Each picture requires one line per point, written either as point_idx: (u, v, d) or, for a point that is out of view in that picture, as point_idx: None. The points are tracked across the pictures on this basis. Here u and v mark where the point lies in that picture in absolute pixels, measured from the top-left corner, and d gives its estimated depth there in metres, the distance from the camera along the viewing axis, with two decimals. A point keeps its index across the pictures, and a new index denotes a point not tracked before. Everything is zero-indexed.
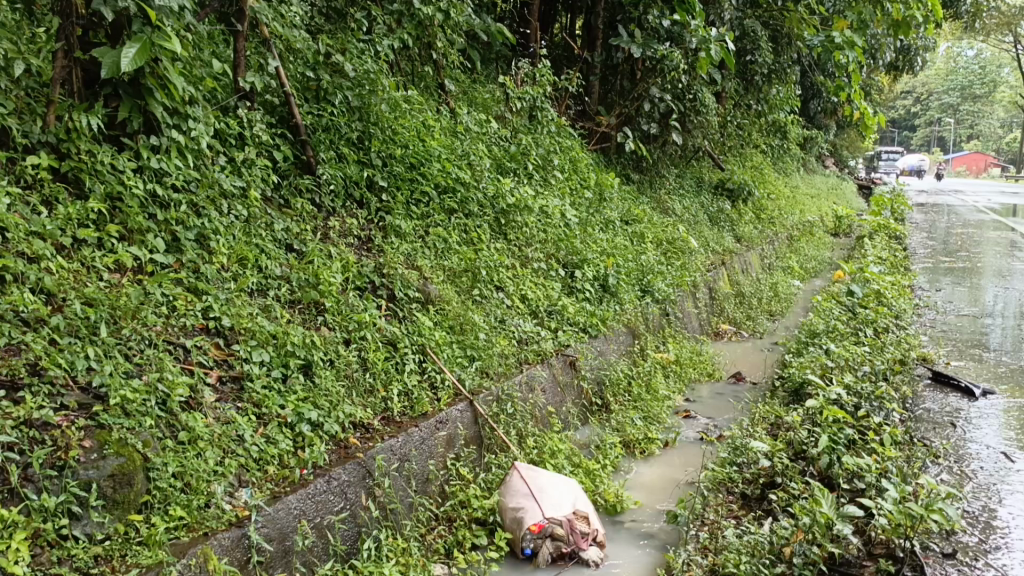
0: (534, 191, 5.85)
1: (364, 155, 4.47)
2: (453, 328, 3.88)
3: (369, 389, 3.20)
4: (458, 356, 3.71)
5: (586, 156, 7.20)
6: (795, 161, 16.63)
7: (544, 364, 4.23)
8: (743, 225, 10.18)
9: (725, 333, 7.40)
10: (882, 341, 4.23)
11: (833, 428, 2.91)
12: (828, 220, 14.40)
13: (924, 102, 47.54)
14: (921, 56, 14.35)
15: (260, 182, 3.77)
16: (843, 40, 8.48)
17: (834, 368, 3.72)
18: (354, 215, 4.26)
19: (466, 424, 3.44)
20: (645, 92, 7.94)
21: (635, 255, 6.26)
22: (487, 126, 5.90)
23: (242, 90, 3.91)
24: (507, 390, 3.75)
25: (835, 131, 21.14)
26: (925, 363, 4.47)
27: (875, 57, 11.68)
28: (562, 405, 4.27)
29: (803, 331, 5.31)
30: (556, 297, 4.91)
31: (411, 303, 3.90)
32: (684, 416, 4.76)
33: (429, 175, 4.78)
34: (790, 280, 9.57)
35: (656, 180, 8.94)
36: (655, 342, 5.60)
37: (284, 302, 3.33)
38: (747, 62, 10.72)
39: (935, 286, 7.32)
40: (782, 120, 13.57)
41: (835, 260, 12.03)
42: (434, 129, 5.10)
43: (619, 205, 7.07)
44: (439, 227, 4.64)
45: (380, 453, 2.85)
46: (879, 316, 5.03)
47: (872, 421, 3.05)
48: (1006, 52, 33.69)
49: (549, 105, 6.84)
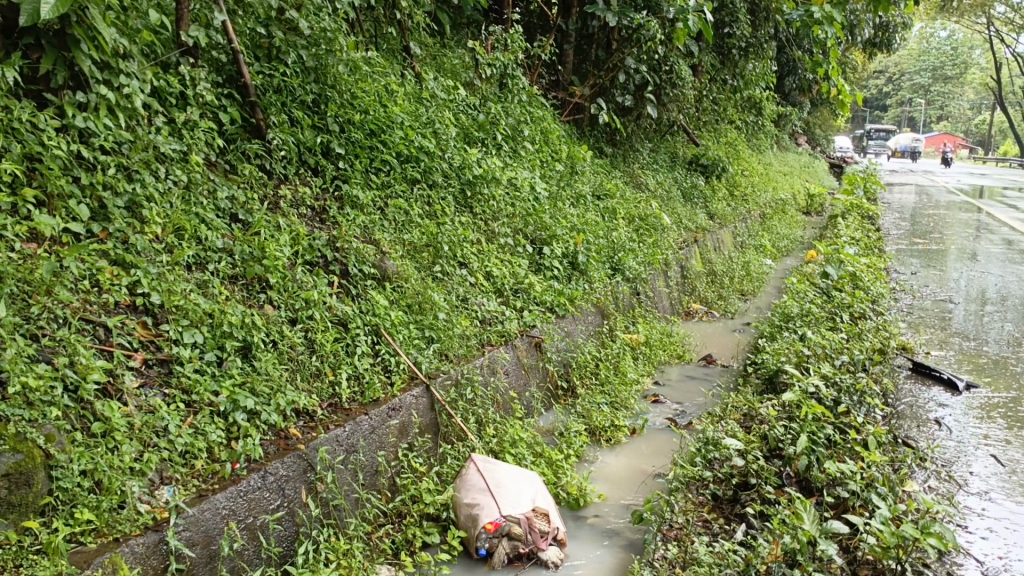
0: (503, 162, 5.61)
1: (320, 119, 4.18)
2: (411, 307, 3.65)
3: (315, 373, 2.96)
4: (415, 337, 3.48)
5: (558, 127, 6.95)
6: (769, 138, 16.52)
7: (507, 345, 4.02)
8: (717, 202, 10.03)
9: (696, 313, 7.25)
10: (860, 328, 4.07)
11: (813, 428, 2.75)
12: (801, 199, 14.33)
13: (897, 83, 47.76)
14: (898, 34, 14.23)
15: (203, 146, 3.48)
16: (823, 14, 8.30)
17: (812, 358, 3.55)
18: (307, 183, 3.98)
19: (422, 411, 3.22)
20: (620, 63, 7.69)
21: (606, 232, 6.06)
22: (454, 93, 5.62)
23: (185, 45, 3.60)
24: (467, 374, 3.54)
25: (810, 109, 21.08)
26: (904, 353, 4.33)
27: (854, 34, 11.53)
28: (526, 389, 4.07)
29: (776, 314, 5.15)
30: (523, 275, 4.69)
31: (366, 279, 3.65)
32: (653, 401, 4.60)
33: (389, 143, 4.52)
34: (763, 259, 9.45)
35: (629, 154, 8.73)
36: (624, 323, 5.42)
37: (224, 277, 3.07)
38: (725, 35, 10.51)
39: (911, 269, 7.22)
40: (758, 96, 13.41)
41: (807, 239, 11.95)
42: (397, 94, 4.83)
43: (592, 180, 6.85)
44: (400, 199, 4.39)
45: (323, 445, 2.63)
46: (856, 301, 4.88)
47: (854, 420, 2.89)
48: (979, 35, 33.86)
49: (521, 73, 6.58)
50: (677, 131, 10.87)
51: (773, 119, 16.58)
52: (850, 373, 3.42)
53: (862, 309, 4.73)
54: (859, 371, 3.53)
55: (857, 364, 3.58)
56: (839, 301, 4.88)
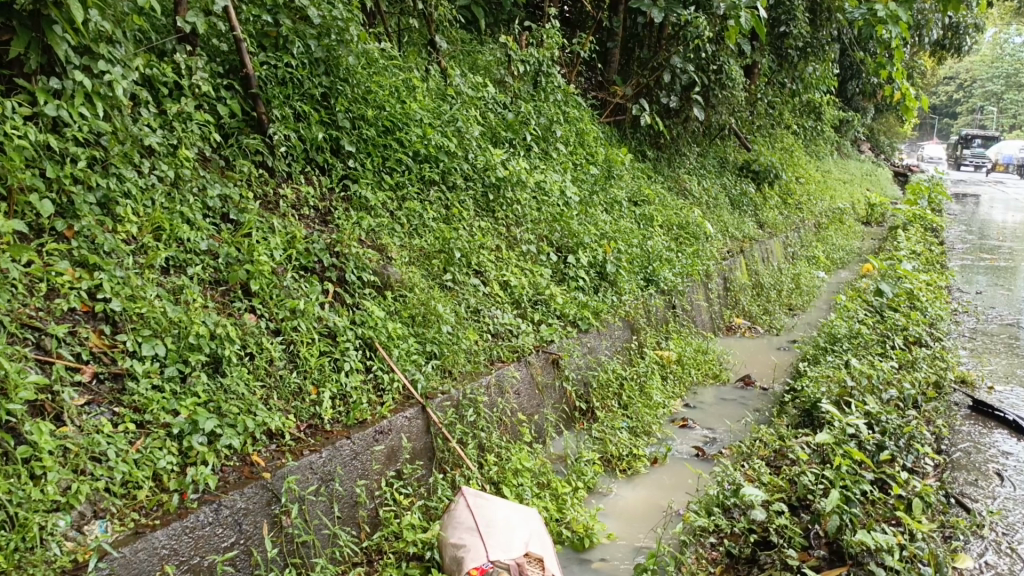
0: (531, 164, 5.36)
1: (329, 114, 3.95)
2: (413, 319, 3.38)
3: (296, 390, 2.71)
4: (415, 352, 3.21)
5: (596, 129, 6.63)
6: (827, 144, 15.89)
7: (520, 362, 3.72)
8: (767, 210, 9.57)
9: (738, 328, 6.86)
10: (912, 357, 3.66)
11: (848, 481, 2.39)
12: (860, 208, 13.70)
13: (966, 89, 46.02)
14: (969, 36, 13.49)
15: (196, 141, 3.26)
16: (886, 13, 7.77)
17: (855, 393, 3.17)
18: (312, 182, 3.76)
19: (415, 434, 2.94)
20: (665, 62, 7.32)
21: (641, 240, 5.72)
22: (482, 90, 5.35)
23: (183, 32, 3.38)
24: (471, 394, 3.25)
25: (872, 114, 20.28)
26: (963, 387, 3.88)
27: (920, 34, 10.91)
28: (540, 409, 3.76)
29: (821, 333, 4.76)
30: (544, 285, 4.40)
31: (366, 287, 3.40)
32: (680, 425, 4.25)
33: (405, 141, 4.28)
34: (814, 272, 8.96)
35: (675, 158, 8.35)
36: (655, 338, 5.07)
37: (203, 281, 2.84)
38: (780, 35, 10.03)
39: (975, 288, 6.68)
40: (816, 100, 12.84)
41: (864, 251, 11.38)
42: (418, 90, 4.59)
43: (630, 185, 6.51)
44: (414, 201, 4.15)
45: (293, 474, 2.36)
46: (910, 324, 4.45)
47: (897, 475, 2.53)
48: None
49: (557, 71, 6.27)
50: (727, 135, 10.43)
51: (832, 124, 15.96)
52: (899, 413, 3.03)
53: (918, 334, 4.29)
54: (909, 410, 3.14)
55: (907, 401, 3.18)
56: (892, 325, 4.45)
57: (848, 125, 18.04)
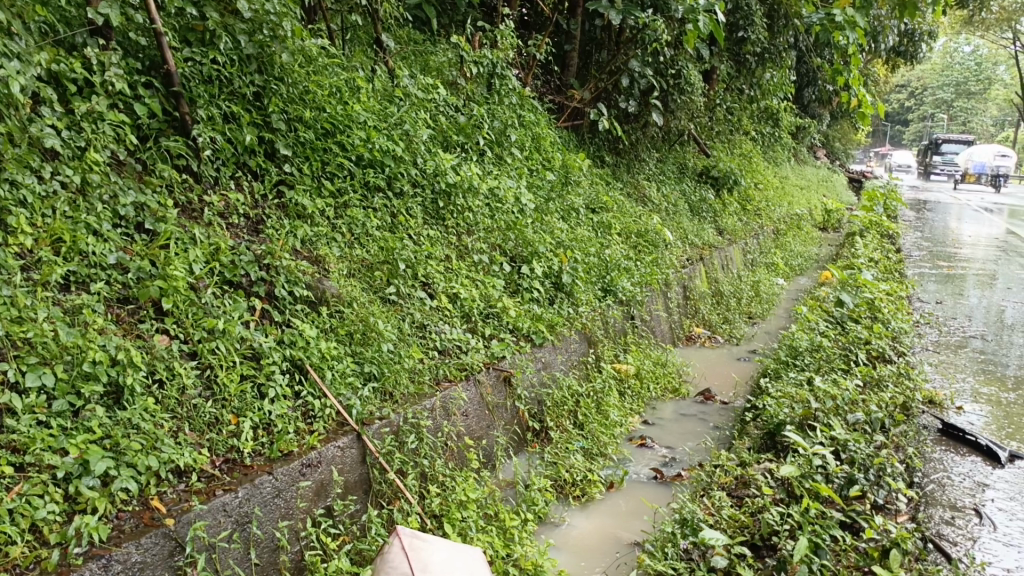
0: (483, 170, 5.12)
1: (262, 115, 3.67)
2: (350, 338, 3.12)
3: (212, 421, 2.44)
4: (351, 374, 2.95)
5: (553, 134, 6.44)
6: (785, 150, 15.95)
7: (468, 382, 3.48)
8: (727, 216, 9.47)
9: (698, 338, 6.71)
10: (878, 377, 3.50)
11: (815, 529, 2.23)
12: (817, 214, 13.75)
13: (917, 97, 47.03)
14: (923, 43, 13.61)
15: (109, 143, 2.98)
16: (845, 19, 7.70)
17: (819, 417, 2.99)
18: (242, 188, 3.48)
19: (349, 465, 2.69)
20: (623, 65, 7.15)
21: (598, 248, 5.53)
22: (432, 92, 5.11)
23: (95, 25, 3.09)
24: (413, 417, 3.00)
25: (829, 121, 20.47)
26: (932, 410, 3.73)
27: (876, 41, 10.94)
28: (490, 431, 3.53)
29: (783, 346, 4.60)
30: (496, 297, 4.17)
31: (299, 303, 3.13)
32: (639, 445, 4.06)
33: (346, 144, 4.02)
34: (774, 279, 8.89)
35: (633, 164, 8.20)
36: (612, 351, 4.89)
37: (110, 299, 2.56)
38: (739, 40, 9.95)
39: (936, 297, 6.62)
40: (774, 106, 12.84)
41: (822, 258, 11.37)
42: (361, 91, 4.33)
43: (587, 192, 6.33)
44: (356, 208, 3.88)
45: (201, 518, 2.11)
46: (874, 338, 4.31)
47: (871, 518, 2.35)
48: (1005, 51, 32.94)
49: (512, 73, 6.06)
50: (686, 140, 10.34)
51: (789, 131, 16.04)
52: (867, 438, 2.85)
53: (883, 348, 4.15)
54: (878, 434, 2.97)
55: (875, 425, 3.01)
56: (855, 339, 4.30)
57: (805, 131, 18.16)
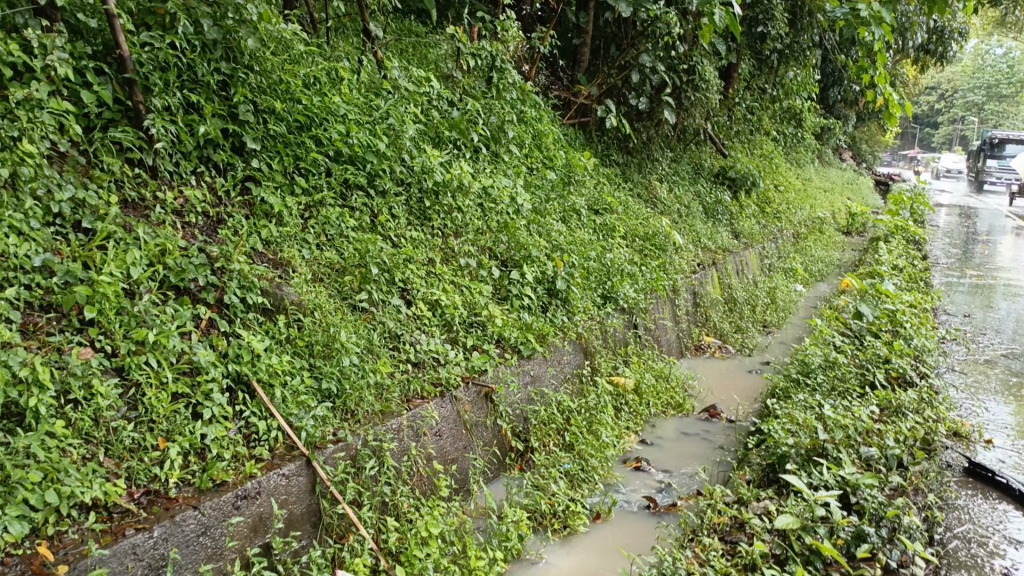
0: (477, 168, 4.84)
1: (228, 106, 3.40)
2: (310, 350, 2.83)
3: (135, 446, 2.17)
4: (305, 391, 2.67)
5: (557, 131, 6.15)
6: (808, 152, 15.52)
7: (443, 399, 3.20)
8: (743, 219, 9.13)
9: (707, 347, 6.38)
10: (896, 406, 3.19)
11: None
12: (840, 217, 13.32)
13: (946, 99, 46.10)
14: (953, 42, 13.15)
15: (47, 133, 2.72)
16: (869, 14, 7.33)
17: (829, 449, 2.71)
18: (202, 185, 3.22)
19: (295, 496, 2.41)
20: (634, 60, 6.83)
21: (600, 252, 5.23)
22: (425, 85, 4.83)
23: (38, 4, 2.84)
24: (375, 440, 2.73)
25: (854, 122, 19.98)
26: (958, 446, 3.36)
27: (903, 38, 10.51)
28: (467, 453, 3.24)
29: (793, 361, 4.28)
30: (482, 304, 3.88)
31: (255, 311, 2.86)
32: (633, 467, 3.75)
33: (323, 139, 3.75)
34: (791, 285, 8.53)
35: (646, 164, 7.88)
36: (610, 363, 4.61)
37: (29, 307, 2.30)
38: (758, 37, 9.59)
39: (962, 310, 6.22)
40: (796, 106, 12.45)
41: (843, 263, 10.96)
42: (342, 83, 4.06)
43: (593, 192, 6.03)
44: (331, 207, 3.61)
45: (101, 565, 1.84)
46: (895, 356, 3.96)
47: None
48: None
49: (513, 67, 5.77)
50: (702, 140, 9.99)
51: (812, 132, 15.62)
52: (880, 481, 2.54)
53: (904, 370, 3.79)
54: (893, 474, 2.66)
55: (890, 463, 2.70)
56: (873, 358, 3.96)
57: (829, 132, 17.68)
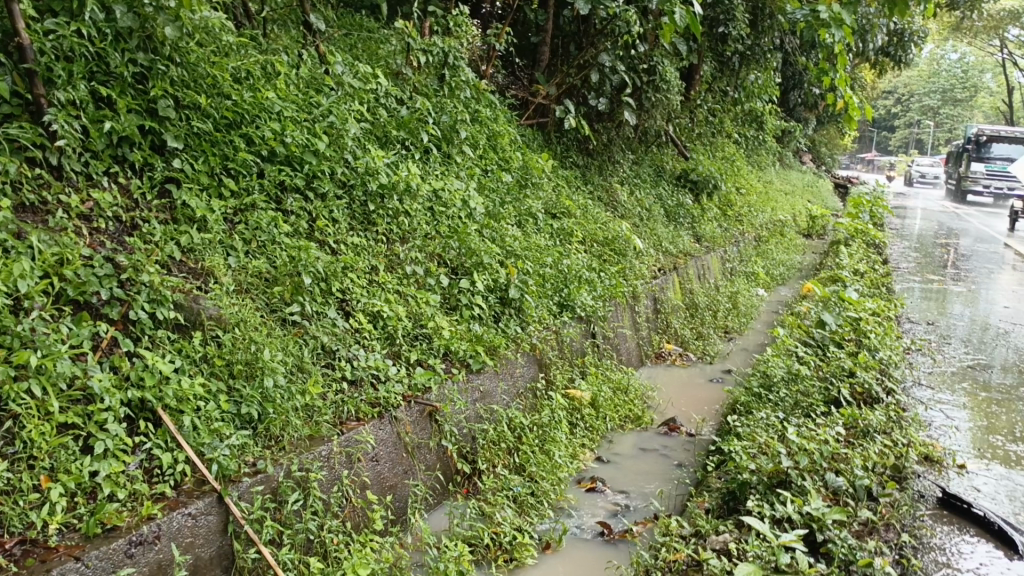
0: (427, 170, 4.60)
1: (146, 102, 3.12)
2: (229, 371, 2.56)
3: (9, 487, 1.90)
4: (221, 416, 2.41)
5: (513, 132, 5.93)
6: (770, 154, 15.51)
7: (382, 420, 2.95)
8: (706, 222, 9.00)
9: (668, 355, 6.21)
10: (862, 429, 3.02)
11: None
12: (801, 220, 13.31)
13: (903, 104, 46.87)
14: (912, 45, 13.18)
15: None
16: (830, 15, 7.20)
17: (793, 478, 2.52)
18: (113, 187, 2.94)
19: (204, 538, 2.15)
20: (594, 59, 6.64)
21: (557, 258, 5.02)
22: (372, 82, 4.58)
23: None
24: (299, 470, 2.47)
25: (816, 125, 20.08)
26: (929, 471, 3.16)
27: (864, 40, 10.51)
28: (408, 478, 3.00)
29: (756, 373, 4.11)
30: (428, 315, 3.64)
31: (168, 328, 2.58)
32: (588, 488, 3.54)
33: (254, 138, 3.48)
34: (753, 290, 8.42)
35: (606, 166, 7.70)
36: (566, 374, 4.40)
37: None
38: (720, 37, 9.46)
39: (924, 318, 6.11)
40: (759, 109, 12.40)
41: (804, 267, 10.91)
42: (277, 78, 3.79)
43: (550, 195, 5.82)
44: (262, 211, 3.34)
45: None
46: (861, 370, 3.80)
47: None
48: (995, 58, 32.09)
49: (467, 64, 5.53)
50: (664, 142, 9.86)
51: (773, 134, 15.62)
52: (847, 516, 2.37)
53: (870, 386, 3.64)
54: (862, 507, 2.48)
55: (858, 494, 2.53)
56: (838, 372, 3.81)
57: (790, 135, 17.74)
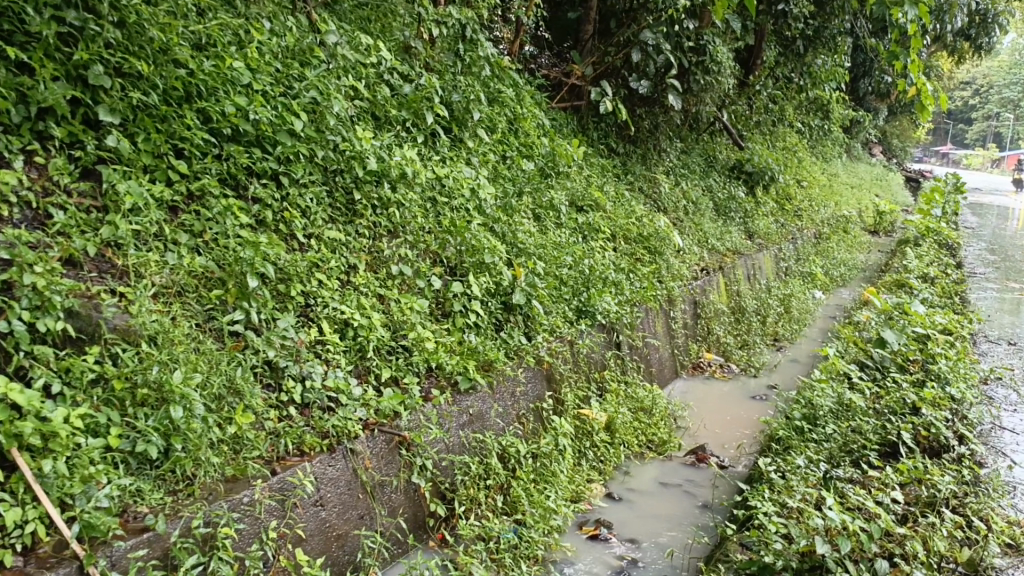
0: (430, 156, 4.10)
1: (76, 69, 2.69)
2: (130, 395, 2.09)
3: None
4: (107, 456, 1.95)
5: (540, 115, 5.38)
6: (836, 145, 14.56)
7: (334, 455, 2.45)
8: (759, 217, 8.30)
9: (707, 366, 5.60)
10: (929, 498, 2.41)
11: None
12: (867, 216, 12.41)
13: (981, 95, 44.52)
14: (997, 28, 12.12)
15: None
16: None
17: (833, 568, 1.96)
18: (27, 167, 2.51)
19: None
20: (635, 37, 6.07)
21: (579, 257, 4.46)
22: (372, 55, 4.09)
23: None
24: (204, 526, 1.99)
25: (887, 114, 18.92)
26: (1015, 567, 2.19)
27: (943, 20, 9.60)
28: (361, 526, 2.49)
29: (801, 400, 3.50)
30: (411, 323, 3.14)
31: (59, 340, 2.13)
32: (590, 535, 3.00)
33: (213, 113, 3.01)
34: (808, 293, 7.71)
35: (650, 155, 7.09)
36: (579, 392, 3.86)
37: None
38: (781, 17, 8.72)
39: (1005, 334, 5.30)
40: (824, 96, 11.54)
41: (868, 267, 10.07)
42: (249, 46, 3.32)
43: (578, 186, 5.25)
44: (213, 198, 2.87)
45: None
46: (927, 407, 3.15)
47: None
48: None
49: (488, 39, 5.01)
50: (717, 130, 9.16)
51: (840, 124, 14.67)
52: None
53: (939, 430, 2.95)
54: None
55: None
56: (900, 409, 3.18)
57: (858, 126, 16.71)
